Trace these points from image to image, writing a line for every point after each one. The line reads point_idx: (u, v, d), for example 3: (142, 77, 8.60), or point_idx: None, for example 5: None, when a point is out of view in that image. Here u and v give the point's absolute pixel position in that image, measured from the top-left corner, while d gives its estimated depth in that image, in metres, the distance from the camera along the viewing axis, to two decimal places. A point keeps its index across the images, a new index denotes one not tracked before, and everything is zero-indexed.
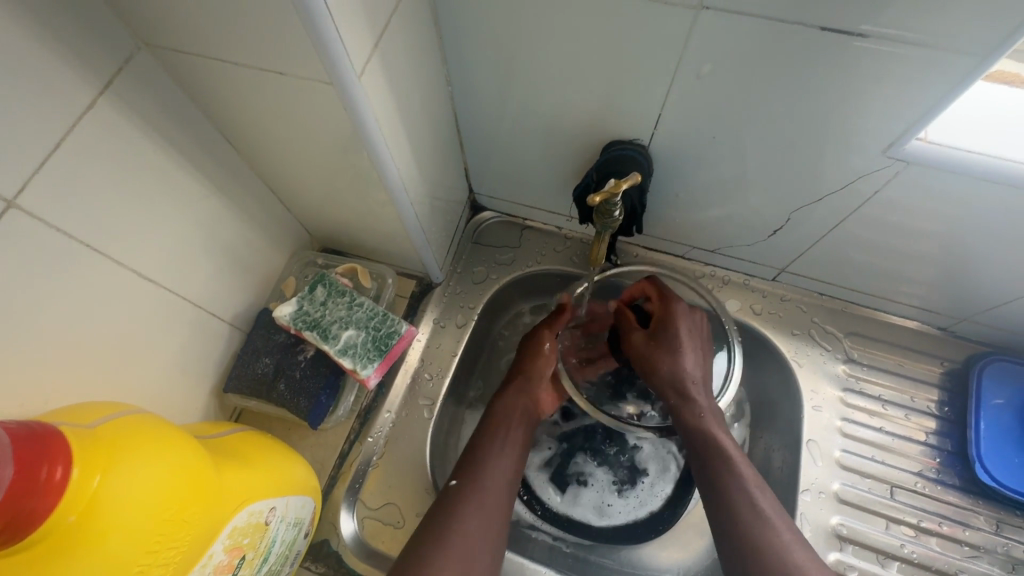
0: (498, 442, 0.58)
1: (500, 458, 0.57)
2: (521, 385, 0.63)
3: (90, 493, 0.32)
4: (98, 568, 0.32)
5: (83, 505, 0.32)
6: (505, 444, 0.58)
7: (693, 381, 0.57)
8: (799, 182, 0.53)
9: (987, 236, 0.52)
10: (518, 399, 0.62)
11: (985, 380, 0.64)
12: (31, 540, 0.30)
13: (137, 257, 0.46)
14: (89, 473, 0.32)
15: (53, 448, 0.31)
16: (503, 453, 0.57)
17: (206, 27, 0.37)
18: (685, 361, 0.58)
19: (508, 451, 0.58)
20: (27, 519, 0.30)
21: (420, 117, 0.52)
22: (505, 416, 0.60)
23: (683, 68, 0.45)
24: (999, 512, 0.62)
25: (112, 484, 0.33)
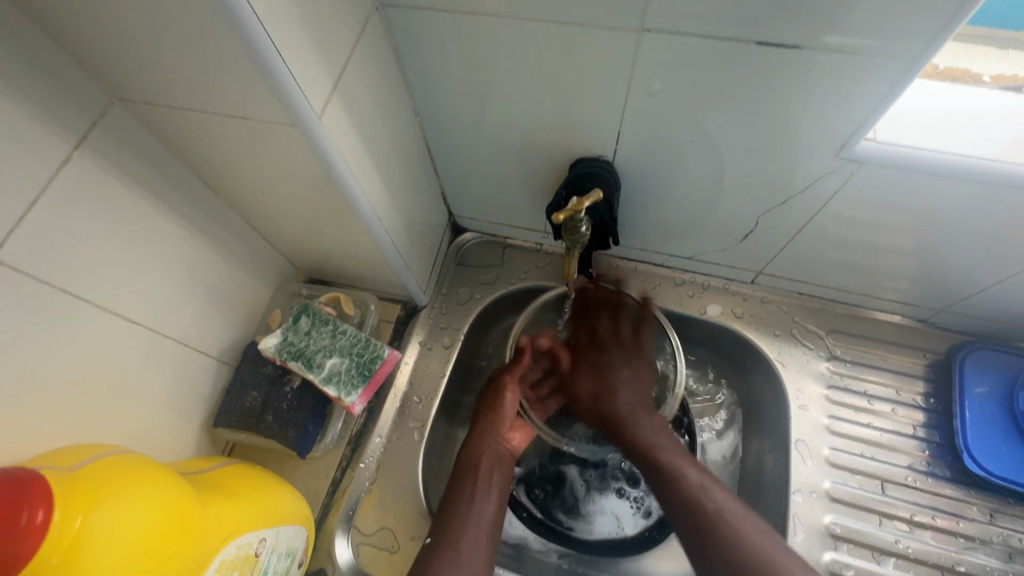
0: (470, 491, 0.59)
1: (479, 506, 0.58)
2: (482, 433, 0.64)
3: (73, 534, 0.33)
4: None
5: (65, 546, 0.32)
6: (480, 493, 0.59)
7: (629, 412, 0.62)
8: (765, 185, 0.54)
9: (952, 224, 0.53)
10: (483, 447, 0.63)
11: (968, 369, 0.64)
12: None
13: (120, 301, 0.47)
14: (71, 514, 0.33)
15: (34, 492, 0.32)
16: (476, 502, 0.58)
17: (172, 80, 0.39)
18: (617, 390, 0.63)
19: (482, 497, 0.59)
20: (7, 563, 0.30)
21: (389, 148, 0.54)
22: (466, 471, 0.61)
23: (635, 88, 0.47)
24: (993, 501, 0.61)
25: (95, 524, 0.34)
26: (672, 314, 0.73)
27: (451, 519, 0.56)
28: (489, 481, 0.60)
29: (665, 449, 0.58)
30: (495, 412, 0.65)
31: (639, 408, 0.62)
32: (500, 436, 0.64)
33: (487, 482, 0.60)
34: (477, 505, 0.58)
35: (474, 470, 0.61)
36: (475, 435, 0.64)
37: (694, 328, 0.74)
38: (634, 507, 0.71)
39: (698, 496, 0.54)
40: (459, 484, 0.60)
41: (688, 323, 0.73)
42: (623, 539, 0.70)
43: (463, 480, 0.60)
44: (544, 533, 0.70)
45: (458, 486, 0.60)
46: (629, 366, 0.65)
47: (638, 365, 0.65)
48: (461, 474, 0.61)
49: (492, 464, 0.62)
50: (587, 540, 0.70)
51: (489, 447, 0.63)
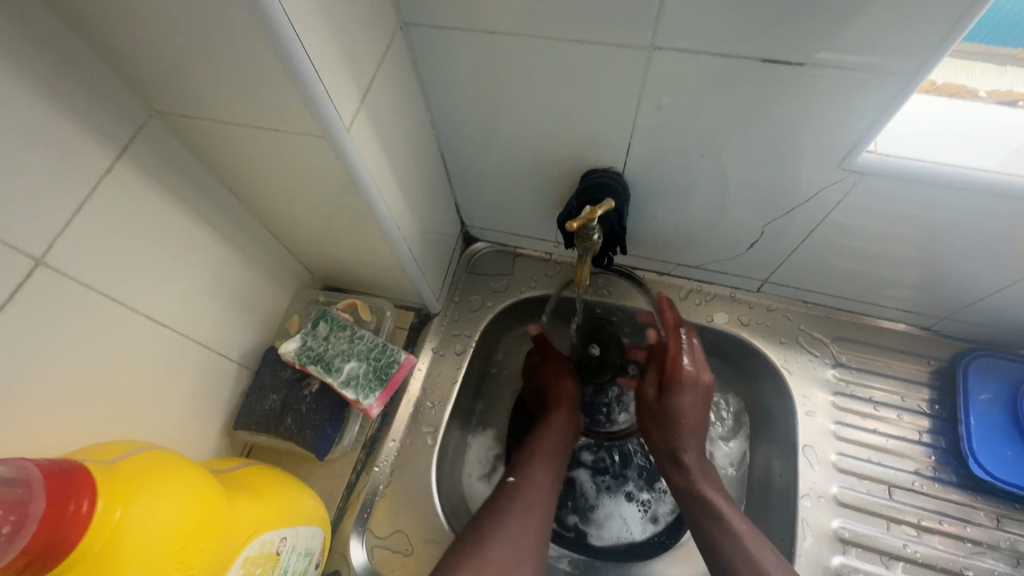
0: (529, 467, 0.63)
1: (538, 482, 0.62)
2: (558, 416, 0.68)
3: (114, 523, 0.34)
4: None
5: (107, 534, 0.34)
6: (539, 468, 0.63)
7: (681, 455, 0.63)
8: (770, 194, 0.56)
9: (953, 233, 0.54)
10: (546, 428, 0.67)
11: (972, 375, 0.65)
12: (62, 569, 0.32)
13: (150, 304, 0.49)
14: (113, 504, 0.34)
15: (80, 482, 0.33)
16: (535, 474, 0.62)
17: (210, 95, 0.42)
18: (682, 430, 0.64)
19: (541, 474, 0.63)
20: (55, 547, 0.32)
21: (408, 160, 0.56)
22: (539, 451, 0.65)
23: (645, 102, 0.50)
24: (1000, 507, 0.62)
25: (134, 514, 0.35)
26: (679, 322, 0.75)
27: (513, 490, 0.60)
28: (551, 459, 0.65)
29: (711, 496, 0.59)
30: (559, 394, 0.70)
31: (697, 468, 0.62)
32: (562, 416, 0.68)
33: (551, 463, 0.64)
34: (536, 477, 0.62)
35: (534, 450, 0.65)
36: (545, 416, 0.68)
37: (701, 336, 0.75)
38: (643, 512, 0.72)
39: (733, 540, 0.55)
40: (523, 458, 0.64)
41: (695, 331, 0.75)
42: (635, 544, 0.70)
43: (534, 458, 0.64)
44: (556, 538, 0.71)
45: (523, 463, 0.63)
46: (691, 403, 0.65)
47: (692, 401, 0.65)
48: (533, 452, 0.65)
49: (555, 448, 0.66)
50: (597, 545, 0.70)
51: (551, 432, 0.67)
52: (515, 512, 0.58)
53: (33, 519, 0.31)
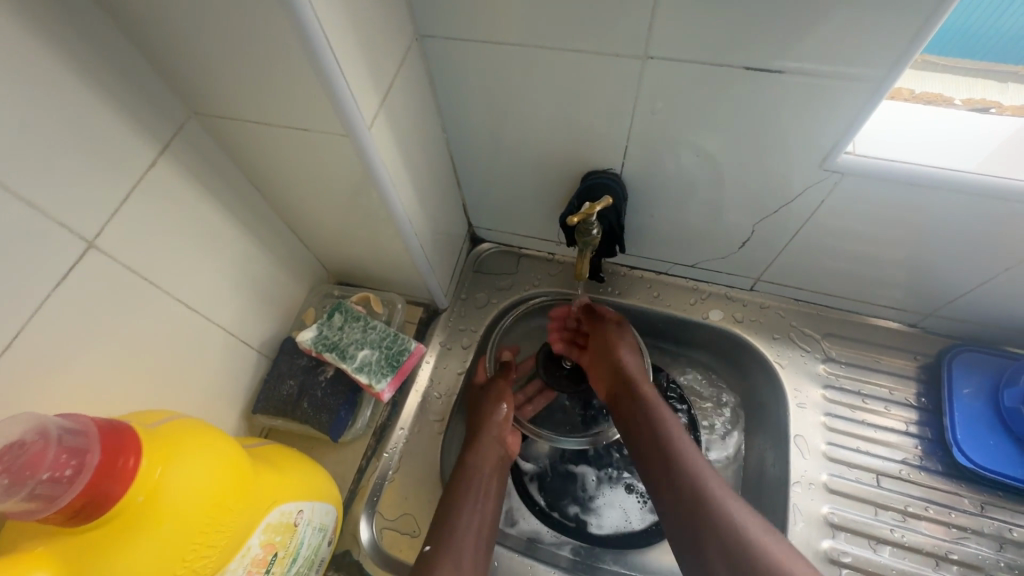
0: (469, 493, 0.62)
1: (469, 507, 0.61)
2: (489, 438, 0.67)
3: (156, 479, 0.38)
4: (159, 544, 0.37)
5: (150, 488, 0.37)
6: (475, 494, 0.62)
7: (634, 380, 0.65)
8: (759, 194, 0.60)
9: (932, 231, 0.58)
10: (483, 448, 0.66)
11: (956, 369, 0.68)
12: (110, 518, 0.36)
13: (183, 290, 0.53)
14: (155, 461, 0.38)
15: (127, 440, 0.37)
16: (474, 501, 0.62)
17: (244, 98, 0.46)
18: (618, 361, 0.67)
19: (479, 500, 0.62)
20: (105, 497, 0.35)
21: (420, 161, 0.60)
22: (474, 473, 0.64)
23: (640, 108, 0.54)
24: (984, 494, 0.64)
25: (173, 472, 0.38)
26: (676, 319, 0.78)
27: (450, 523, 0.59)
28: (489, 480, 0.65)
29: (657, 414, 0.61)
30: (490, 411, 0.69)
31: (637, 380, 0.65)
32: (495, 436, 0.68)
33: (486, 486, 0.64)
34: (472, 505, 0.62)
35: (475, 472, 0.64)
36: (474, 436, 0.68)
37: (697, 332, 0.79)
38: (642, 503, 0.75)
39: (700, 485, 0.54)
40: (456, 486, 0.63)
41: (690, 327, 0.78)
42: (634, 534, 0.73)
43: (469, 482, 0.63)
44: (557, 526, 0.73)
45: (459, 489, 0.63)
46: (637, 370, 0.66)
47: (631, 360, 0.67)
48: (467, 475, 0.64)
49: (492, 468, 0.66)
50: (597, 534, 0.73)
51: (487, 453, 0.66)
52: (455, 545, 0.57)
53: (87, 469, 0.35)
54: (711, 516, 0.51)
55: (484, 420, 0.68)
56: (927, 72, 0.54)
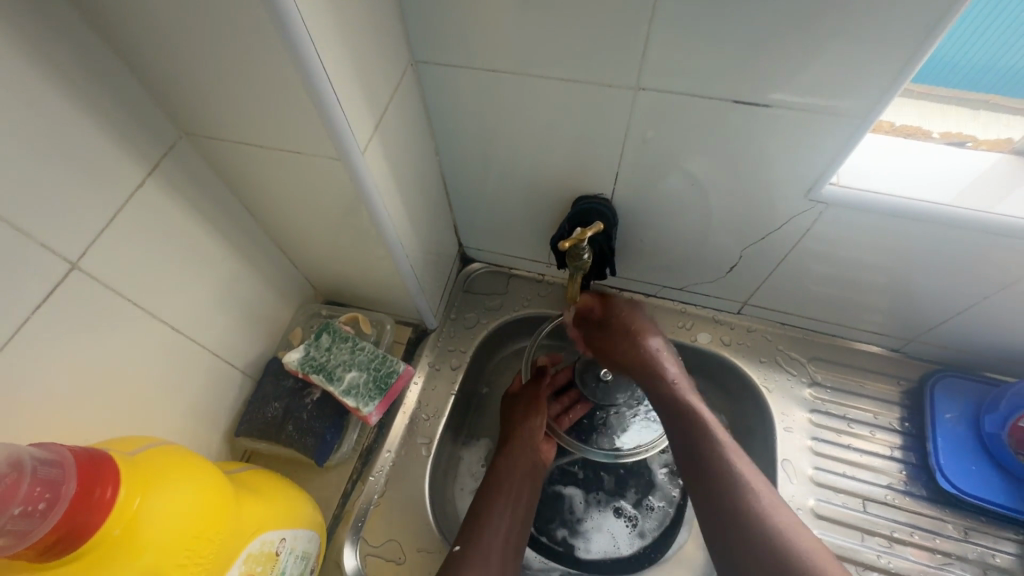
0: (505, 497, 0.66)
1: (504, 509, 0.64)
2: (522, 445, 0.71)
3: (134, 508, 0.36)
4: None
5: (128, 518, 0.36)
6: (513, 497, 0.66)
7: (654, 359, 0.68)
8: (745, 221, 0.61)
9: (913, 260, 0.59)
10: (519, 456, 0.70)
11: (938, 394, 0.70)
12: (83, 551, 0.35)
13: (167, 311, 0.52)
14: (134, 490, 0.37)
15: (105, 468, 0.36)
16: (510, 504, 0.65)
17: (238, 120, 0.46)
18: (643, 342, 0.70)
19: (514, 503, 0.66)
20: (81, 528, 0.34)
21: (413, 182, 0.60)
22: (508, 478, 0.67)
23: (631, 136, 0.55)
24: (966, 520, 0.65)
25: (153, 500, 0.37)
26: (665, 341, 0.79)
27: (479, 525, 0.62)
28: (523, 485, 0.68)
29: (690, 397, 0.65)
30: (528, 419, 0.73)
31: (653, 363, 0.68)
32: (533, 444, 0.71)
33: (519, 490, 0.67)
34: (507, 508, 0.65)
35: (509, 477, 0.67)
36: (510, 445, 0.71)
37: (685, 355, 0.79)
38: (631, 527, 0.74)
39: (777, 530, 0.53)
40: (493, 491, 0.66)
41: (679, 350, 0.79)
42: (622, 559, 0.72)
43: (503, 486, 0.66)
44: (545, 551, 0.73)
45: (494, 492, 0.66)
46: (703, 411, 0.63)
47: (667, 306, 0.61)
48: (502, 479, 0.67)
49: (524, 473, 0.69)
50: (585, 559, 0.72)
51: (520, 459, 0.70)
52: (486, 547, 0.61)
53: (63, 499, 0.33)
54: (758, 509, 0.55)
55: (517, 428, 0.72)
56: (904, 100, 0.54)
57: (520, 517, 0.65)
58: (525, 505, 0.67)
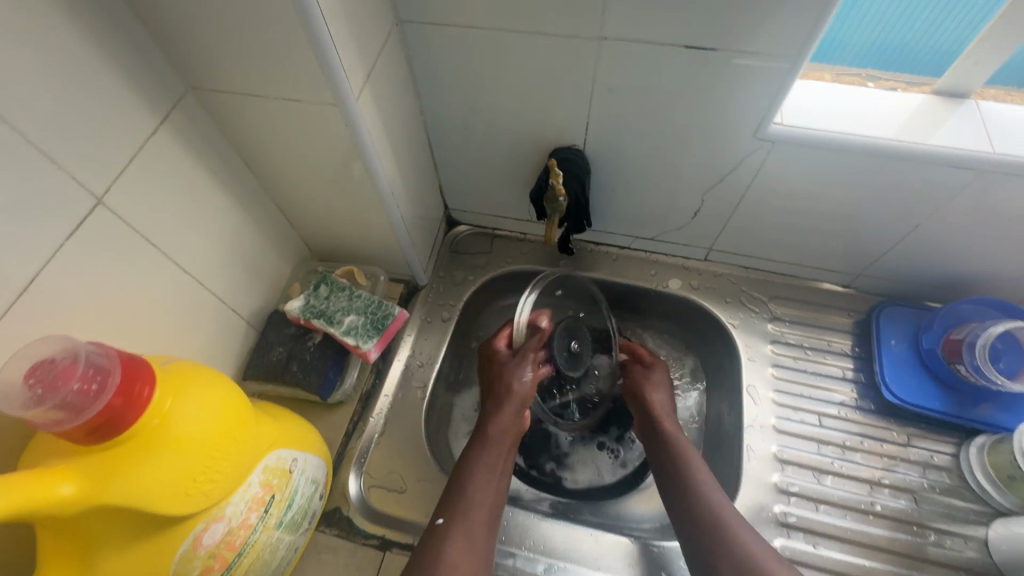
0: (486, 468, 0.63)
1: (483, 483, 0.62)
2: (507, 411, 0.68)
3: (169, 401, 0.41)
4: (177, 461, 0.40)
5: (166, 407, 0.40)
6: (493, 469, 0.64)
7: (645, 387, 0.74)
8: (705, 165, 0.67)
9: (853, 195, 0.66)
10: (503, 422, 0.67)
11: (883, 320, 0.77)
12: (127, 436, 0.38)
13: (178, 254, 0.57)
14: (167, 386, 0.41)
15: (142, 364, 0.40)
16: (491, 478, 0.63)
17: (239, 70, 0.50)
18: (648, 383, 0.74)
19: (495, 476, 0.64)
20: (127, 413, 0.38)
21: (401, 137, 0.65)
22: (490, 447, 0.65)
23: (599, 85, 0.60)
24: (910, 428, 0.72)
25: (186, 395, 0.42)
26: (639, 288, 0.85)
27: (462, 498, 0.60)
28: (503, 454, 0.66)
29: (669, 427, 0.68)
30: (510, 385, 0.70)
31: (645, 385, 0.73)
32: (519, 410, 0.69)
33: (499, 462, 0.65)
34: (489, 481, 0.63)
35: (490, 446, 0.65)
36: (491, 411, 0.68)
37: (658, 301, 0.86)
38: (613, 460, 0.80)
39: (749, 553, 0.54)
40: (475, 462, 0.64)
41: (653, 296, 0.85)
42: (605, 486, 0.78)
43: (485, 456, 0.64)
44: (534, 481, 0.78)
45: (474, 462, 0.63)
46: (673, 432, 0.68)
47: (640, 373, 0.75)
48: (484, 448, 0.65)
49: (506, 442, 0.66)
50: (573, 489, 0.78)
51: (503, 422, 0.67)
52: (465, 525, 0.58)
53: (109, 386, 0.37)
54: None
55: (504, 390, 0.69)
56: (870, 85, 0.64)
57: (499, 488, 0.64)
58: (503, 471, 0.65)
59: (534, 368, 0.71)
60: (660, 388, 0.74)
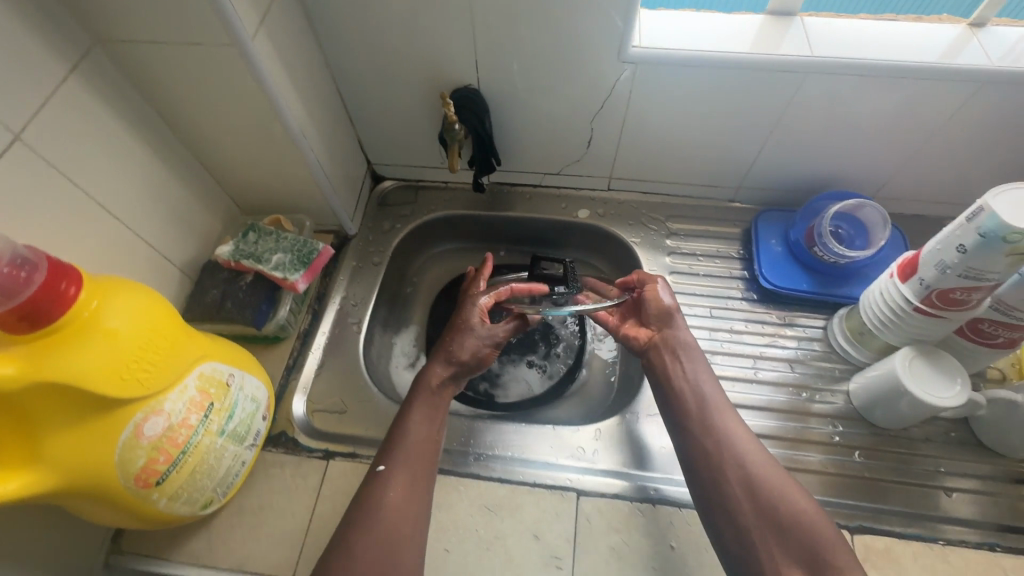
0: (424, 417, 0.63)
1: (420, 429, 0.62)
2: (437, 358, 0.67)
3: (97, 297, 0.46)
4: (108, 348, 0.46)
5: (95, 302, 0.46)
6: (431, 417, 0.63)
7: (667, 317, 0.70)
8: (587, 93, 0.76)
9: (716, 110, 0.76)
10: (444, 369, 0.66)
11: (761, 223, 0.88)
12: (60, 324, 0.44)
13: (103, 198, 0.61)
14: (95, 285, 0.47)
15: (70, 265, 0.46)
16: (430, 425, 0.63)
17: (140, 16, 0.55)
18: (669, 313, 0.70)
19: (435, 423, 0.63)
20: (59, 303, 0.43)
21: (308, 85, 0.72)
22: (426, 395, 0.64)
23: (479, 23, 0.68)
24: (785, 310, 0.83)
25: (113, 294, 0.47)
26: (552, 220, 0.94)
27: (399, 445, 0.60)
28: (441, 402, 0.65)
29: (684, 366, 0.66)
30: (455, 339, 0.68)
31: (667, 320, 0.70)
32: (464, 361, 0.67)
33: (440, 409, 0.64)
34: (428, 427, 0.63)
35: (430, 394, 0.65)
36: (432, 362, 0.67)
37: (571, 231, 0.95)
38: (540, 373, 0.88)
39: (774, 488, 0.55)
40: (411, 409, 0.63)
41: (566, 226, 0.94)
42: (534, 397, 0.87)
43: (416, 404, 0.64)
44: (469, 399, 0.86)
45: (410, 411, 0.63)
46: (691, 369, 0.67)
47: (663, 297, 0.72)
48: (417, 397, 0.64)
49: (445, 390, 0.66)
50: (504, 402, 0.86)
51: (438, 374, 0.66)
52: (399, 469, 0.58)
53: (38, 279, 0.43)
54: (784, 516, 0.54)
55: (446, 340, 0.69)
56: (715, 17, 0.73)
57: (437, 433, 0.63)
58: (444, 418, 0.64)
59: (474, 335, 0.68)
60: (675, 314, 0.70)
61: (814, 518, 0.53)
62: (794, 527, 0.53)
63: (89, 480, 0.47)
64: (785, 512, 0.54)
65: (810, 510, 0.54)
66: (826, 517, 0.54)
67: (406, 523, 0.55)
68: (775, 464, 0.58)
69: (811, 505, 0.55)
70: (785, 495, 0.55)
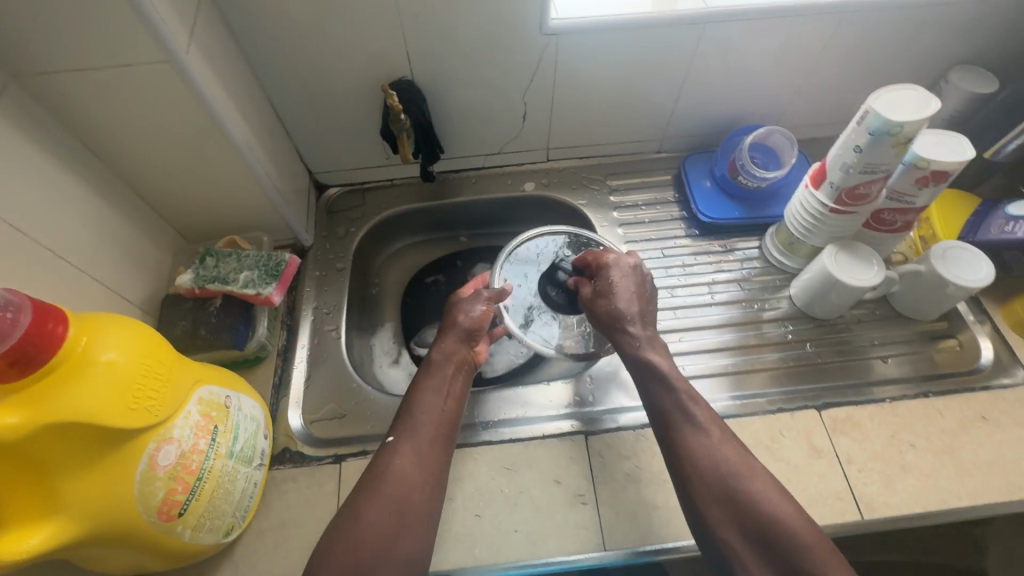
0: (435, 389, 0.65)
1: (428, 402, 0.64)
2: (449, 335, 0.71)
3: (88, 331, 0.44)
4: (109, 379, 0.44)
5: (86, 336, 0.44)
6: (442, 392, 0.65)
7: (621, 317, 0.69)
8: (516, 70, 0.81)
9: (632, 70, 0.83)
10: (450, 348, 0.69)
11: (689, 167, 0.97)
12: (53, 364, 0.42)
13: (48, 242, 0.57)
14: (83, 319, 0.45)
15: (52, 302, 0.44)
16: (441, 399, 0.65)
17: (60, 43, 0.52)
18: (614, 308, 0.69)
19: (446, 399, 0.65)
20: (49, 342, 0.42)
21: (242, 98, 0.71)
22: (437, 370, 0.67)
23: (404, 14, 0.71)
24: (725, 239, 0.92)
25: (103, 326, 0.46)
26: (502, 198, 0.98)
27: (412, 418, 0.63)
28: (455, 376, 0.67)
29: (659, 362, 0.65)
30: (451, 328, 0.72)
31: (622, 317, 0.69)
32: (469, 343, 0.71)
33: (452, 384, 0.67)
34: (438, 398, 0.65)
35: (442, 366, 0.67)
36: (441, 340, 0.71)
37: (521, 205, 0.99)
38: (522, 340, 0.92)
39: (757, 496, 0.54)
40: (422, 385, 0.66)
41: (515, 201, 0.98)
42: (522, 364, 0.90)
43: (430, 378, 0.66)
44: None
45: (424, 382, 0.66)
46: (665, 361, 0.65)
47: (623, 281, 0.72)
48: (431, 371, 0.67)
49: (459, 365, 0.68)
50: (493, 376, 0.89)
51: (455, 353, 0.69)
52: (408, 443, 0.60)
53: (23, 320, 0.41)
54: (765, 523, 0.53)
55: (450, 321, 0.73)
56: None
57: (451, 408, 0.65)
58: (458, 399, 0.66)
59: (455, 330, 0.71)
60: (628, 299, 0.70)
61: (799, 527, 0.52)
62: (774, 538, 0.52)
63: (110, 522, 0.46)
64: (767, 522, 0.53)
65: (793, 520, 0.53)
66: (808, 524, 0.53)
67: (416, 501, 0.57)
68: (762, 472, 0.57)
69: (796, 513, 0.53)
70: (766, 502, 0.54)
